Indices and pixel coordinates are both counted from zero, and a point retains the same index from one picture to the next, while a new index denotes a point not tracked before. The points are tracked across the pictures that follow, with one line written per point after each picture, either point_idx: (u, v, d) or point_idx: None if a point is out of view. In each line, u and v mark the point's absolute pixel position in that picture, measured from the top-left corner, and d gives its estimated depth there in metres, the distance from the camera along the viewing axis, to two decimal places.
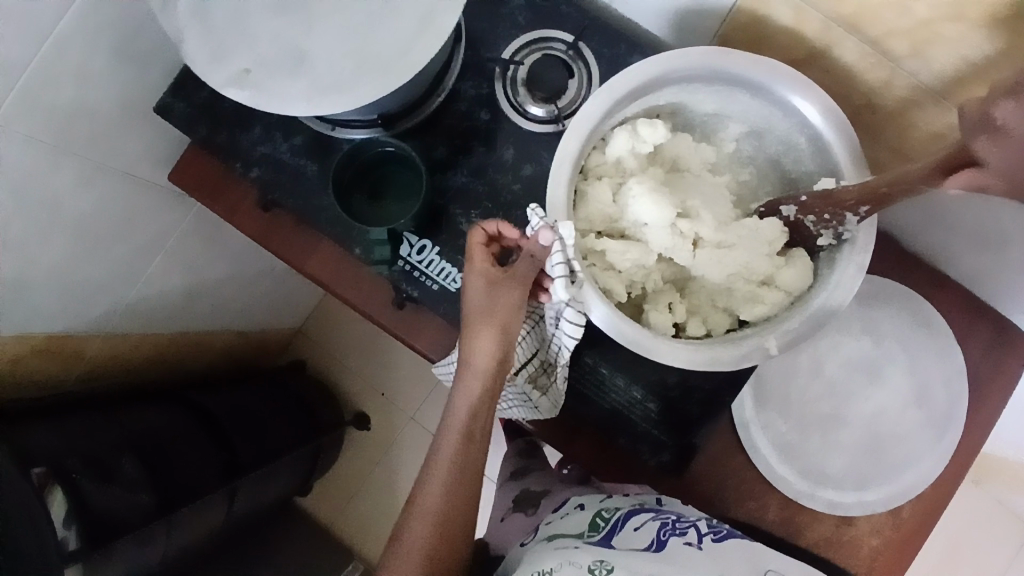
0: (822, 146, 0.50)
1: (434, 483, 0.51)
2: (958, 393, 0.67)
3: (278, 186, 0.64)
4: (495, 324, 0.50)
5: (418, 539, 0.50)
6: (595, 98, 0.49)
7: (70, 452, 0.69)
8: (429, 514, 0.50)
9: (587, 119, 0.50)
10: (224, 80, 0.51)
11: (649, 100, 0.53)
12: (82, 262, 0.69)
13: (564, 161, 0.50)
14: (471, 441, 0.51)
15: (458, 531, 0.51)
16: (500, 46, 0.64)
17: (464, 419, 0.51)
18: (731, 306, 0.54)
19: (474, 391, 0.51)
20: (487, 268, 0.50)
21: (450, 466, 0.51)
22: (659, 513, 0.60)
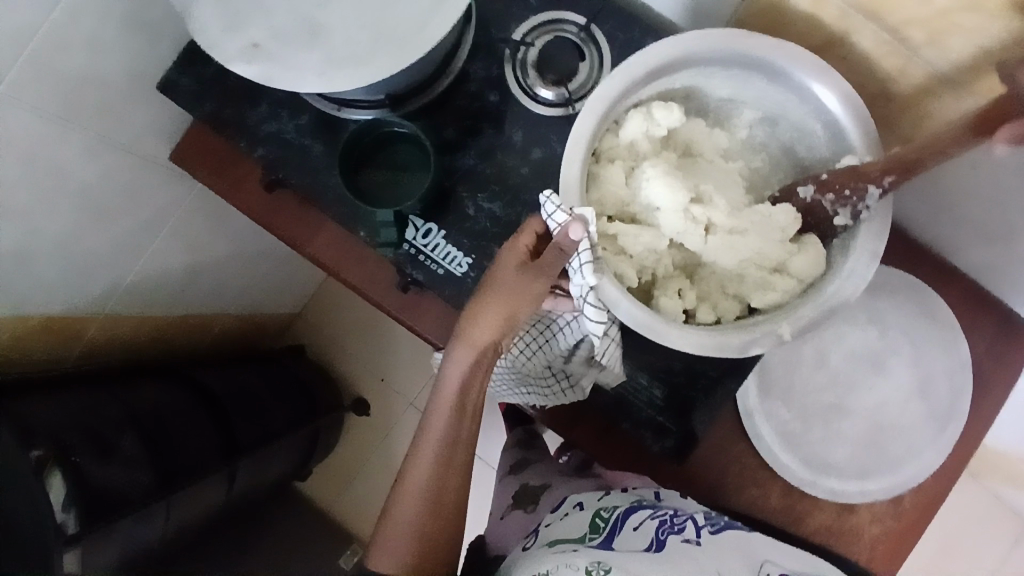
0: (840, 132, 0.50)
1: (427, 452, 0.51)
2: (962, 387, 0.67)
3: (283, 164, 0.64)
4: (503, 305, 0.47)
5: (409, 502, 0.52)
6: (611, 80, 0.49)
7: (72, 428, 0.68)
8: (420, 479, 0.51)
9: (602, 99, 0.49)
10: (234, 53, 0.49)
11: (666, 83, 0.52)
12: (84, 240, 0.68)
13: (578, 141, 0.49)
14: (463, 415, 0.50)
15: (450, 495, 0.52)
16: (511, 27, 0.63)
17: (455, 395, 0.49)
18: (742, 295, 0.54)
19: (466, 368, 0.49)
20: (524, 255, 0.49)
21: (437, 436, 0.50)
22: (657, 509, 0.60)
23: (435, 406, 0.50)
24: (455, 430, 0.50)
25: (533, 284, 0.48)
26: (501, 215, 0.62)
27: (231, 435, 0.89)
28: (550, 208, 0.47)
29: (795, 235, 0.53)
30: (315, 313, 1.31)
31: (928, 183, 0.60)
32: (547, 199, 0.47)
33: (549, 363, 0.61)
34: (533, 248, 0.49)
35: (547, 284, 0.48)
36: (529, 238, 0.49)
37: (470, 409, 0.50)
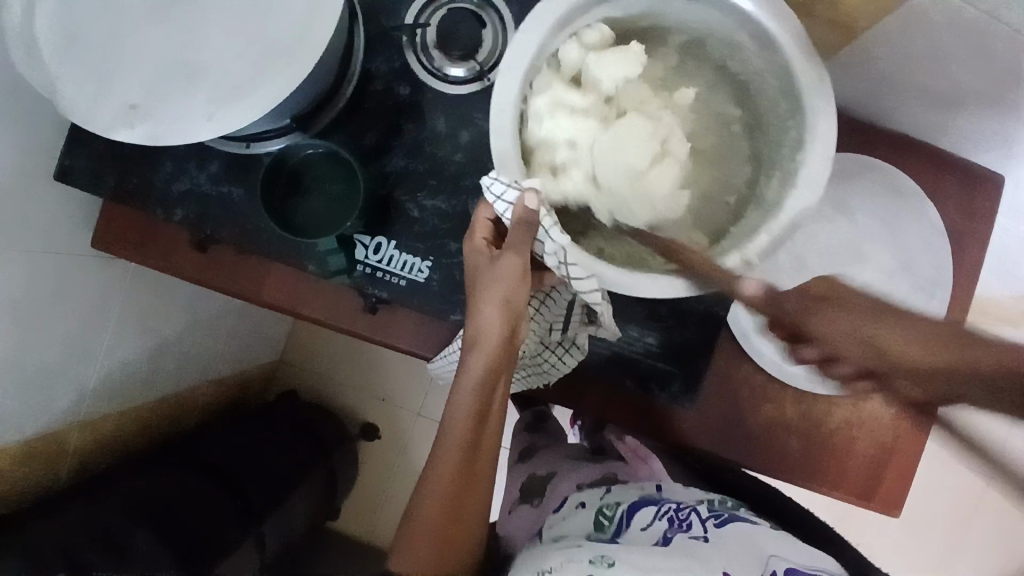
0: (766, 41, 0.46)
1: (446, 467, 0.45)
2: (943, 249, 0.68)
3: (210, 219, 0.60)
4: (501, 293, 0.43)
5: (428, 519, 0.45)
6: (525, 29, 0.45)
7: (88, 543, 0.68)
8: (439, 496, 0.45)
9: (517, 61, 0.45)
10: (115, 121, 0.45)
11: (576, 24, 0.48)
12: (34, 355, 0.65)
13: (502, 107, 0.45)
14: (483, 422, 0.45)
15: (472, 508, 0.47)
16: (400, 12, 0.59)
17: (475, 398, 0.44)
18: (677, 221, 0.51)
19: (483, 367, 0.43)
20: (485, 244, 0.46)
21: (460, 449, 0.44)
22: (662, 505, 0.58)
23: (451, 415, 0.44)
24: (476, 439, 0.45)
25: (518, 262, 0.44)
26: (447, 209, 0.59)
27: (246, 501, 0.86)
28: (498, 190, 0.44)
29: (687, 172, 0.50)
30: (296, 355, 1.28)
31: (861, 57, 0.59)
32: (492, 181, 0.44)
33: (540, 340, 0.57)
34: (492, 239, 0.46)
35: (525, 258, 0.44)
36: (483, 229, 0.46)
37: (491, 414, 0.45)
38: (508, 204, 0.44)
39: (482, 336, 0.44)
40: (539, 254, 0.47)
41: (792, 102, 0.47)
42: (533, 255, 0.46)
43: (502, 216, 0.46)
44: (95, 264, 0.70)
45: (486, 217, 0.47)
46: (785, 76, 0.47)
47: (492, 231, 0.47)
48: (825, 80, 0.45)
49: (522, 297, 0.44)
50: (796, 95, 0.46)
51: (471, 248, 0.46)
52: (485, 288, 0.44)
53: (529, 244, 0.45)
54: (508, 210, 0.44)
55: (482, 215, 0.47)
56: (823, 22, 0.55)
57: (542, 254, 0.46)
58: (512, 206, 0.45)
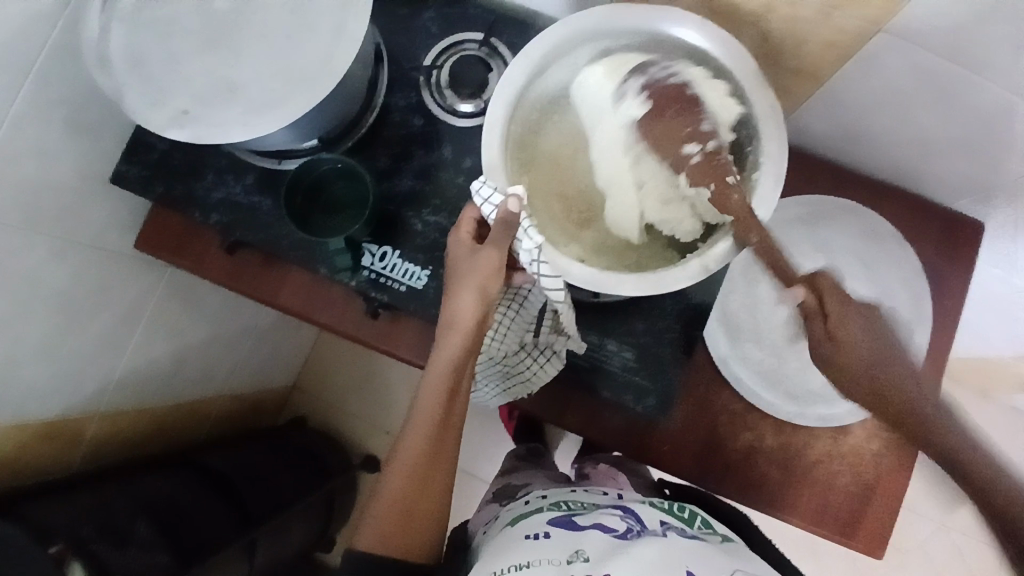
0: (725, 76, 0.54)
1: (417, 436, 0.51)
2: (920, 292, 0.70)
3: (239, 224, 0.67)
4: (477, 280, 0.49)
5: (397, 484, 0.51)
6: (515, 65, 0.54)
7: (84, 522, 0.69)
8: (409, 462, 0.51)
9: (509, 86, 0.54)
10: (166, 121, 0.54)
11: (570, 62, 0.57)
12: (68, 338, 0.71)
13: (493, 128, 0.54)
14: (453, 397, 0.51)
15: (438, 478, 0.52)
16: (420, 56, 0.69)
17: (447, 374, 0.50)
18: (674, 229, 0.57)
19: (456, 346, 0.50)
20: (469, 240, 0.51)
21: (432, 418, 0.50)
22: (626, 512, 0.58)
23: (425, 388, 0.50)
24: (445, 411, 0.51)
25: (495, 256, 0.49)
26: (448, 224, 0.66)
27: (245, 508, 0.89)
28: (485, 194, 0.50)
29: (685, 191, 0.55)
30: (310, 384, 1.33)
31: (828, 104, 0.65)
32: (480, 185, 0.50)
33: (520, 344, 0.61)
34: (475, 235, 0.52)
35: (503, 253, 0.49)
36: (469, 228, 0.52)
37: (460, 390, 0.51)
38: (493, 206, 0.50)
39: (457, 319, 0.50)
40: (516, 251, 0.51)
41: (748, 131, 0.54)
42: (510, 249, 0.50)
43: (486, 216, 0.51)
44: (135, 265, 0.78)
45: (472, 215, 0.52)
46: (743, 108, 0.54)
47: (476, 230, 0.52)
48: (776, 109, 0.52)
49: (494, 286, 0.50)
50: (752, 124, 0.54)
51: (455, 243, 0.52)
52: (462, 276, 0.50)
53: (508, 240, 0.50)
54: (492, 212, 0.50)
55: (469, 213, 0.52)
56: (788, 70, 0.61)
57: (519, 251, 0.51)
58: (496, 208, 0.50)
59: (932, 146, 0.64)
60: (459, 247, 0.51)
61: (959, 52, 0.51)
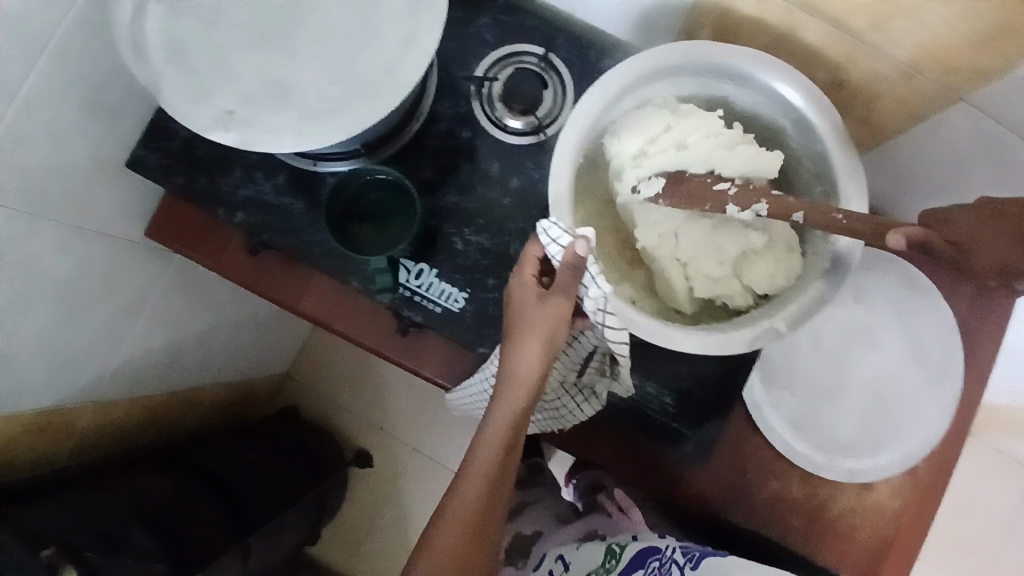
0: (808, 127, 0.51)
1: (470, 492, 0.48)
2: (953, 349, 0.69)
3: (266, 227, 0.63)
4: (542, 333, 0.47)
5: (448, 541, 0.48)
6: (590, 96, 0.51)
7: (77, 529, 0.64)
8: (461, 519, 0.48)
9: (581, 117, 0.51)
10: (211, 124, 0.50)
11: (645, 95, 0.54)
12: (69, 328, 0.66)
13: (560, 160, 0.51)
14: (511, 450, 0.49)
15: (489, 536, 0.49)
16: (472, 63, 0.65)
17: (507, 428, 0.48)
18: (726, 297, 0.55)
19: (518, 400, 0.48)
20: (533, 282, 0.49)
21: (488, 475, 0.48)
22: (647, 562, 0.62)
23: (483, 440, 0.48)
24: (502, 465, 0.49)
25: (563, 304, 0.47)
26: (489, 246, 0.63)
27: (239, 509, 0.85)
28: (554, 234, 0.47)
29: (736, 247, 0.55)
30: (305, 373, 1.29)
31: (888, 157, 0.63)
32: (549, 225, 0.48)
33: (560, 382, 0.59)
34: (539, 276, 0.49)
35: (572, 302, 0.48)
36: (533, 267, 0.49)
37: (517, 445, 0.49)
38: (561, 247, 0.47)
39: (519, 371, 0.48)
40: (580, 298, 0.49)
41: (825, 187, 0.52)
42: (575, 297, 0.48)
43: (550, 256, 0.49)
44: (142, 254, 0.73)
45: (537, 255, 0.50)
46: (823, 163, 0.52)
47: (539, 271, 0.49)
48: (859, 168, 0.50)
49: (561, 335, 0.47)
50: (829, 179, 0.51)
51: (518, 284, 0.49)
52: (525, 327, 0.47)
53: (575, 287, 0.48)
54: (559, 253, 0.47)
55: (532, 252, 0.50)
56: (857, 119, 0.59)
57: (583, 297, 0.49)
58: (563, 249, 0.47)
59: None
60: (523, 294, 0.48)
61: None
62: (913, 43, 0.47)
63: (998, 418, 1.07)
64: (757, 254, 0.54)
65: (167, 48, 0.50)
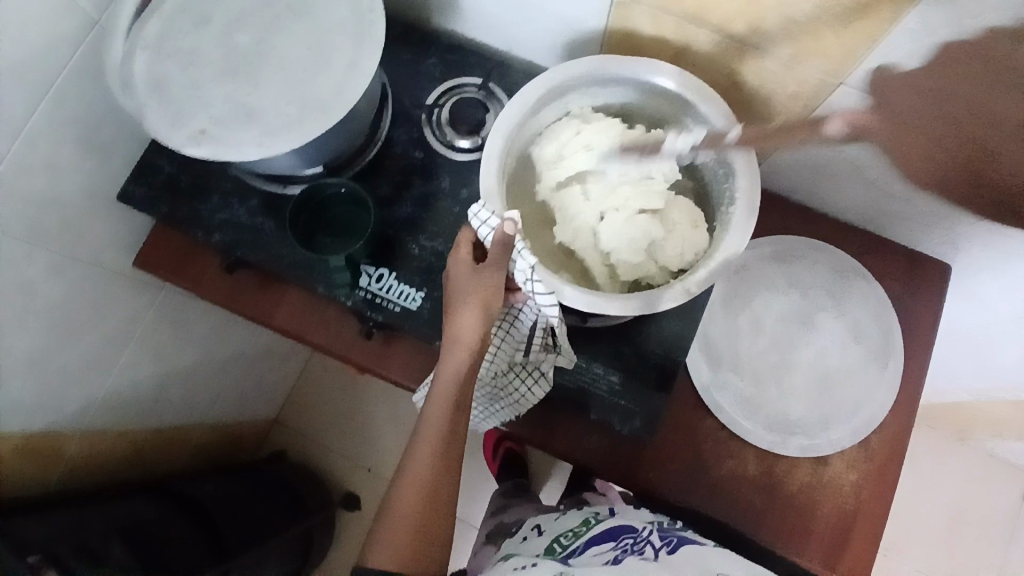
0: (700, 117, 0.60)
1: (424, 452, 0.54)
2: (889, 326, 0.73)
3: (240, 245, 0.70)
4: (477, 303, 0.53)
5: (408, 500, 0.53)
6: (512, 105, 0.59)
7: (60, 539, 0.67)
8: (418, 477, 0.54)
9: (507, 122, 0.59)
10: (185, 141, 0.57)
11: (562, 103, 0.63)
12: (59, 351, 0.71)
13: (491, 158, 0.58)
14: (458, 412, 0.54)
15: (444, 493, 0.54)
16: (422, 95, 0.73)
17: (451, 391, 0.53)
18: (647, 277, 0.62)
19: (459, 363, 0.53)
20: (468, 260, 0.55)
21: (438, 434, 0.54)
22: (619, 540, 0.61)
23: (431, 405, 0.54)
24: (451, 427, 0.54)
25: (493, 278, 0.53)
26: (443, 250, 0.69)
27: (218, 541, 0.87)
28: (484, 217, 0.54)
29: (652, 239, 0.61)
30: (293, 418, 1.31)
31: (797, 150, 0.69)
32: (478, 210, 0.54)
33: (510, 363, 0.63)
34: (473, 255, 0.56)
35: (502, 274, 0.54)
36: (467, 249, 0.55)
37: (464, 406, 0.54)
38: (490, 228, 0.53)
39: (458, 338, 0.53)
40: (512, 271, 0.55)
41: (725, 167, 0.60)
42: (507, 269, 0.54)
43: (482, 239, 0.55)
44: (129, 287, 0.79)
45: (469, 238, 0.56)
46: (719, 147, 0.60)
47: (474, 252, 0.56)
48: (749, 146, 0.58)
49: (495, 303, 0.53)
50: (726, 162, 0.60)
51: (455, 263, 0.55)
52: (462, 299, 0.53)
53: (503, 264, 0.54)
54: (489, 233, 0.54)
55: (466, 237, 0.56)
56: (761, 118, 0.67)
57: (515, 273, 0.55)
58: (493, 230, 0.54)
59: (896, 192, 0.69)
60: (460, 272, 0.54)
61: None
62: (785, 41, 0.56)
63: (974, 411, 1.09)
64: (665, 241, 0.61)
65: (149, 84, 0.59)
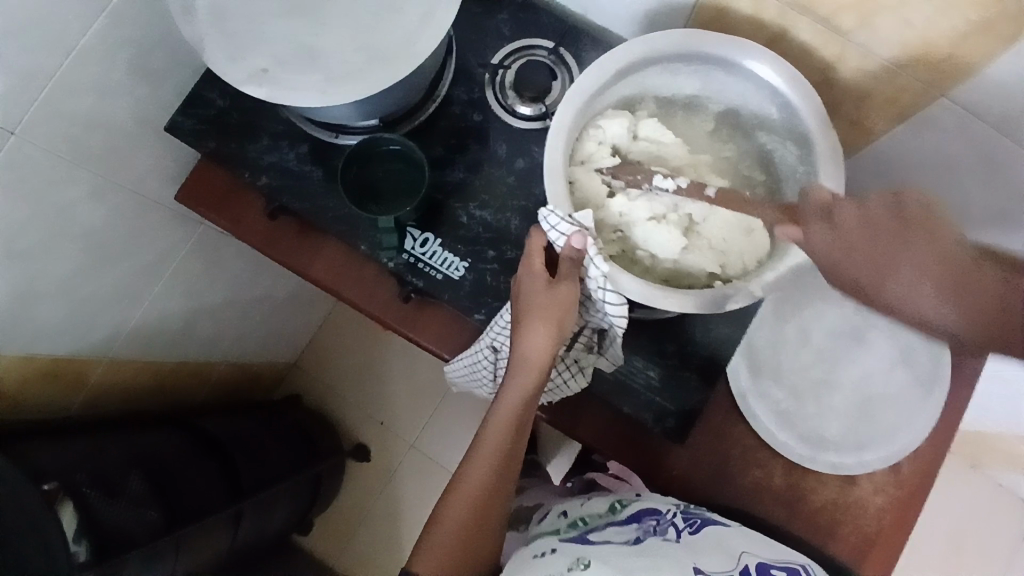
0: (791, 108, 0.57)
1: (480, 469, 0.55)
2: (941, 353, 0.70)
3: (286, 190, 0.68)
4: (551, 321, 0.52)
5: (459, 517, 0.54)
6: (590, 75, 0.55)
7: (79, 468, 0.67)
8: (472, 493, 0.55)
9: (580, 94, 0.56)
10: (245, 79, 0.54)
11: (638, 80, 0.60)
12: (92, 278, 0.71)
13: (560, 131, 0.55)
14: (518, 431, 0.55)
15: (491, 515, 0.56)
16: (488, 53, 0.69)
17: (516, 411, 0.54)
18: (691, 279, 0.61)
19: (529, 384, 0.53)
20: (542, 271, 0.54)
21: (497, 451, 0.55)
22: (641, 519, 0.63)
23: (493, 423, 0.55)
24: (508, 445, 0.55)
25: (571, 294, 0.52)
26: (492, 221, 0.67)
27: (234, 479, 0.88)
28: (553, 221, 0.52)
29: (704, 236, 0.60)
30: (311, 363, 1.32)
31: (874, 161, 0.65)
32: (549, 213, 0.52)
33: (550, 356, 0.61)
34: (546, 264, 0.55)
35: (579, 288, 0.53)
36: (539, 257, 0.54)
37: (524, 426, 0.55)
38: (560, 233, 0.52)
39: (528, 358, 0.53)
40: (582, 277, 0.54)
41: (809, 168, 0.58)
42: (580, 274, 0.53)
43: (552, 242, 0.54)
44: (166, 219, 0.78)
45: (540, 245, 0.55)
46: (806, 148, 0.57)
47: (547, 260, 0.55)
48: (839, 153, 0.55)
49: (567, 321, 0.53)
50: (812, 162, 0.57)
51: (528, 272, 0.54)
52: (532, 316, 0.52)
53: (578, 272, 0.53)
54: (559, 239, 0.53)
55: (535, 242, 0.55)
56: (846, 120, 0.63)
57: (585, 278, 0.54)
58: (562, 235, 0.52)
59: None
60: (533, 285, 0.53)
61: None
62: (891, 42, 0.52)
63: (996, 445, 1.07)
64: (723, 244, 0.59)
65: (211, 11, 0.56)
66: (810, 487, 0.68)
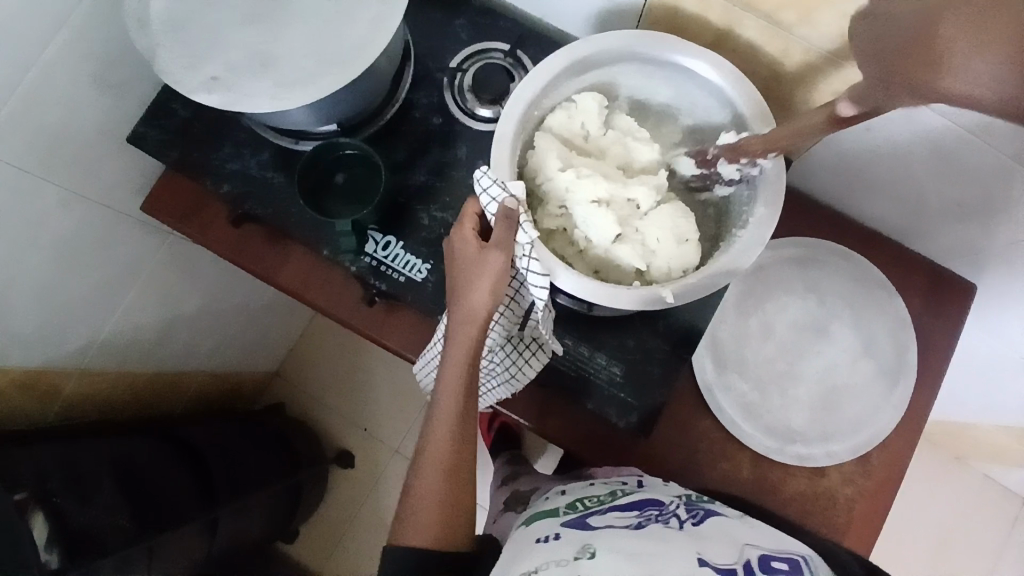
0: (739, 118, 0.58)
1: (443, 431, 0.55)
2: (905, 342, 0.70)
3: (250, 197, 0.68)
4: (487, 277, 0.52)
5: (434, 480, 0.54)
6: (560, 55, 0.56)
7: (53, 474, 0.68)
8: (439, 457, 0.55)
9: (548, 70, 0.57)
10: (198, 88, 0.55)
11: (609, 73, 0.60)
12: (62, 290, 0.71)
13: (519, 103, 0.56)
14: (469, 394, 0.55)
15: (462, 476, 0.55)
16: (446, 58, 0.70)
17: (462, 370, 0.54)
18: (617, 276, 0.61)
19: (469, 340, 0.54)
20: (473, 233, 0.54)
21: (454, 412, 0.55)
22: (642, 507, 0.58)
23: (443, 386, 0.54)
24: (463, 406, 0.55)
25: (501, 257, 0.52)
26: (453, 222, 0.67)
27: (210, 486, 0.88)
28: (485, 184, 0.53)
29: (639, 232, 0.59)
30: (294, 371, 1.32)
31: (828, 154, 0.66)
32: (482, 175, 0.53)
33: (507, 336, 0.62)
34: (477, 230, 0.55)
35: (508, 261, 0.52)
36: (472, 221, 0.55)
37: (473, 386, 0.55)
38: (490, 197, 0.53)
39: (468, 316, 0.53)
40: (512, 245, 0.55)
41: (750, 184, 0.59)
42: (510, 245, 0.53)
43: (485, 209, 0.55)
44: (135, 229, 0.78)
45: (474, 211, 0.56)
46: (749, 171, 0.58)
47: (479, 224, 0.55)
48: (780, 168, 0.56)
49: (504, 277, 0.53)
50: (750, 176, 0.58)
51: (460, 235, 0.55)
52: (468, 276, 0.53)
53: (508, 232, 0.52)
54: (489, 203, 0.53)
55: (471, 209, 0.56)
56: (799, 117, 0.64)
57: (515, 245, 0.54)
58: (492, 199, 0.53)
59: (931, 207, 0.66)
60: (467, 247, 0.53)
61: (975, 124, 0.52)
62: (832, 35, 0.52)
63: (975, 437, 1.08)
64: (655, 247, 0.59)
65: (166, 25, 0.57)
66: (779, 480, 0.68)
